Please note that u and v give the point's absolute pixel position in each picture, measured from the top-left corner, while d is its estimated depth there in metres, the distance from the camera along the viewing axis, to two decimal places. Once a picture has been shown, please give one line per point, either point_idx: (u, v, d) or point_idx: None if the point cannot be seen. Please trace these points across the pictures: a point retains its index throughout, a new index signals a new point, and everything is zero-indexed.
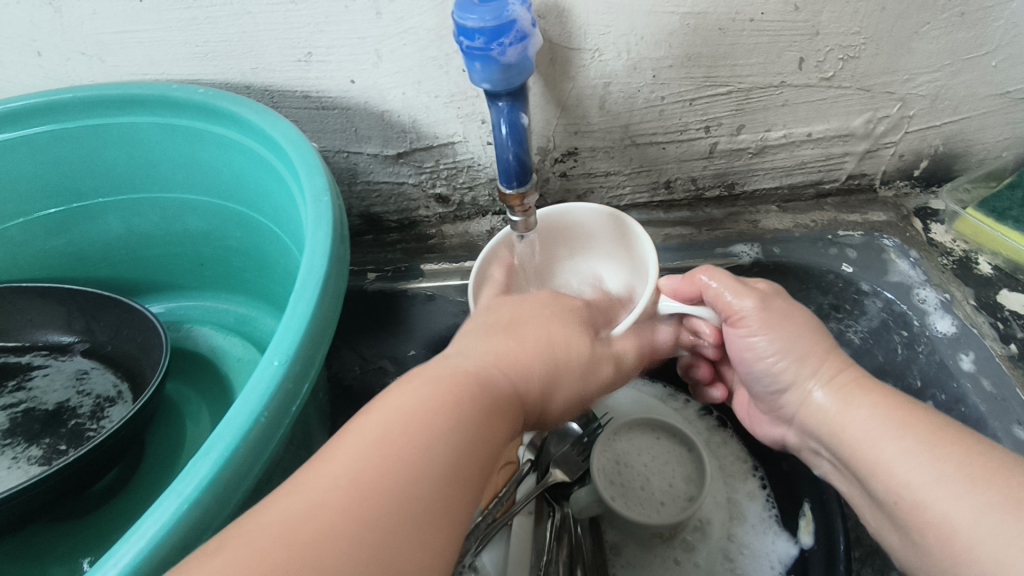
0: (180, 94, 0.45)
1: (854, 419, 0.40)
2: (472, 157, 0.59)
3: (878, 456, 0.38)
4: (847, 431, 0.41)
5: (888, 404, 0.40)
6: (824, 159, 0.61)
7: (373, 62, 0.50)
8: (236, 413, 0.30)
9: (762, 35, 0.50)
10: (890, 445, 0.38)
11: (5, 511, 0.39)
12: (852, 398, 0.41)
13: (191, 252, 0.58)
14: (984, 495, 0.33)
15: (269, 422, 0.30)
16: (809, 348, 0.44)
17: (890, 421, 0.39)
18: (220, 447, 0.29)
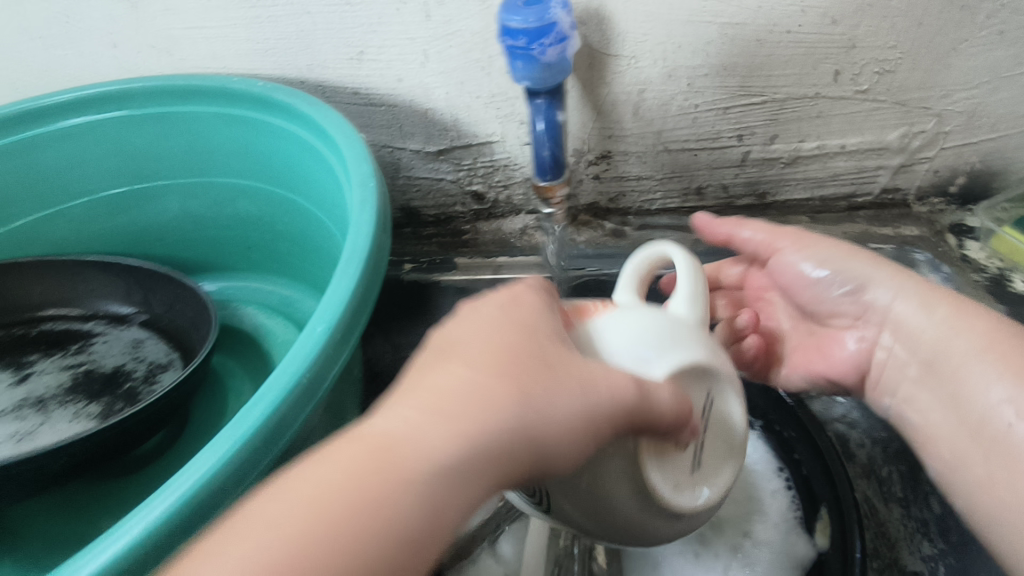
0: (240, 86, 0.49)
1: (959, 336, 0.39)
2: (509, 157, 0.61)
3: (971, 377, 0.38)
4: (945, 348, 0.40)
5: (985, 331, 0.38)
6: (857, 172, 0.62)
7: (419, 62, 0.53)
8: (283, 369, 0.32)
9: (797, 46, 0.52)
10: (989, 372, 0.37)
11: (69, 458, 0.42)
12: (955, 316, 0.40)
13: (241, 235, 0.62)
14: None
15: (312, 379, 0.33)
16: (883, 266, 0.44)
17: (987, 349, 0.38)
18: (268, 397, 0.31)
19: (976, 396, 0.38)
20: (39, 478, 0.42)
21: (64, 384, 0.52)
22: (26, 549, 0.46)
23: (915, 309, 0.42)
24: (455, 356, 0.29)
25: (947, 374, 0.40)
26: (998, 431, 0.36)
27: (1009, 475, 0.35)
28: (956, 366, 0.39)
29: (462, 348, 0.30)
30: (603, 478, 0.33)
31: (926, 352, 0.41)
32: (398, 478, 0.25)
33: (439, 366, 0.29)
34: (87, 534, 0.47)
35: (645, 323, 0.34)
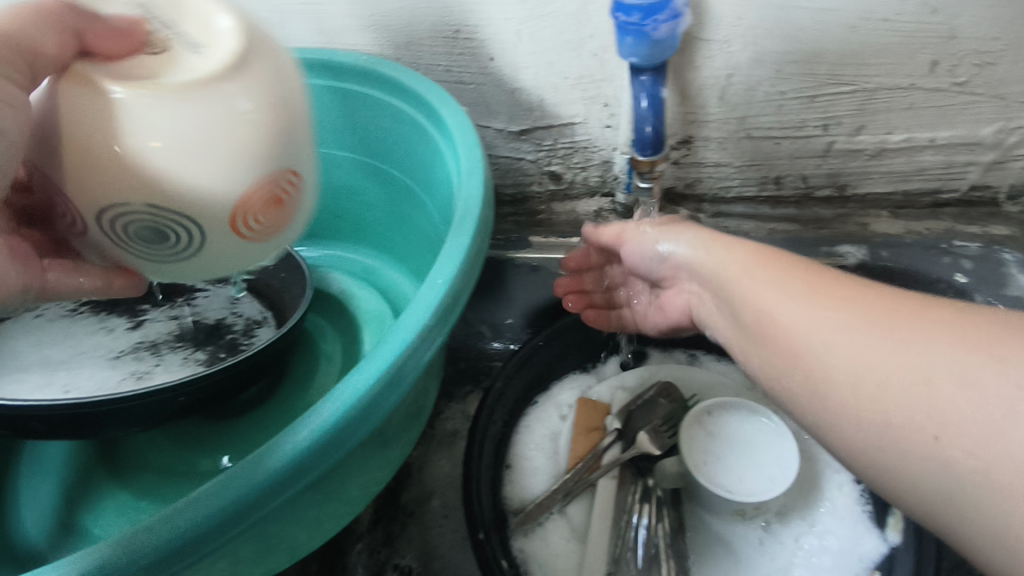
0: (345, 59, 0.52)
1: (762, 283, 0.41)
2: (589, 138, 0.62)
3: (777, 316, 0.39)
4: (752, 301, 0.41)
5: (790, 266, 0.41)
6: (945, 167, 0.61)
7: (512, 42, 0.55)
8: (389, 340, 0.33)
9: (894, 35, 0.51)
10: (800, 297, 0.39)
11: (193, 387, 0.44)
12: (757, 267, 0.42)
13: (331, 205, 0.65)
14: (890, 335, 0.34)
15: (426, 340, 0.33)
16: (712, 237, 0.47)
17: (787, 279, 0.40)
18: (380, 360, 0.32)
19: (806, 330, 0.37)
20: (152, 413, 0.44)
21: (171, 331, 0.52)
22: (137, 479, 0.50)
23: (723, 267, 0.44)
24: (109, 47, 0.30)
25: (760, 327, 0.40)
26: (813, 358, 0.36)
27: (846, 394, 0.34)
28: (766, 312, 0.40)
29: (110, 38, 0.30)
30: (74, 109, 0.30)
31: (738, 312, 0.42)
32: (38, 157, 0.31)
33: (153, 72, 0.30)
34: (188, 470, 0.50)
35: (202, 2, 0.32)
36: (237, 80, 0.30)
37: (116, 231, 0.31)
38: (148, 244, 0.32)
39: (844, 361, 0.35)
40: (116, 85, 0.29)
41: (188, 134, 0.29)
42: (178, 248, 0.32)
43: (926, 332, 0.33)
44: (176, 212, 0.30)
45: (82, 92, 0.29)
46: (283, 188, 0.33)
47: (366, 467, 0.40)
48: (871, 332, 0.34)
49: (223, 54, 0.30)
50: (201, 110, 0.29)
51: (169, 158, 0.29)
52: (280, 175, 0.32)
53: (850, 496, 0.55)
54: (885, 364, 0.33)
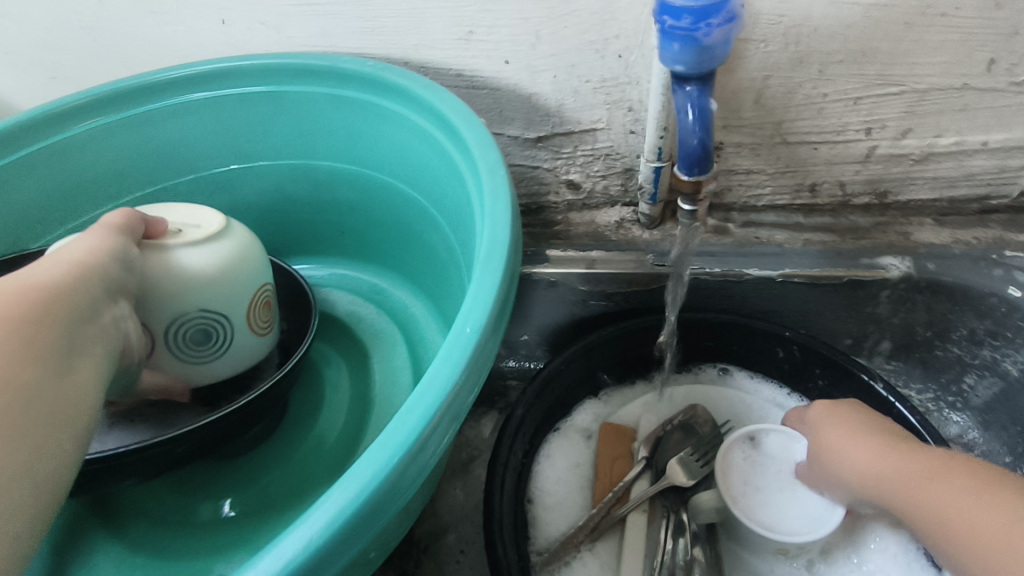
0: (350, 66, 0.48)
1: (906, 473, 0.42)
2: (611, 145, 0.58)
3: (934, 503, 0.39)
4: (913, 489, 0.41)
5: (928, 456, 0.42)
6: (996, 172, 0.56)
7: (530, 44, 0.51)
8: (415, 403, 0.28)
9: (951, 31, 0.47)
10: (959, 490, 0.38)
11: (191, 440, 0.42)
12: (903, 458, 0.43)
13: (334, 220, 0.61)
14: None
15: (455, 399, 0.29)
16: (846, 423, 0.48)
17: (934, 471, 0.40)
18: (404, 429, 0.27)
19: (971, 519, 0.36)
20: (152, 466, 0.41)
21: None
22: (133, 530, 0.46)
23: (878, 464, 0.44)
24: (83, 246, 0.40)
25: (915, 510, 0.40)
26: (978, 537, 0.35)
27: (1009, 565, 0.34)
28: (924, 501, 0.39)
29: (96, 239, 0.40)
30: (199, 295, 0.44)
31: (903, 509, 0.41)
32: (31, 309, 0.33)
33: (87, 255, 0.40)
34: (187, 517, 0.47)
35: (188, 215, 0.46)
36: (227, 240, 0.45)
37: (173, 338, 0.44)
38: (195, 347, 0.45)
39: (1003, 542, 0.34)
40: (174, 245, 0.43)
41: (216, 264, 0.44)
42: (213, 347, 0.45)
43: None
44: (220, 314, 0.45)
45: (146, 256, 0.42)
46: (264, 298, 0.48)
47: (390, 535, 0.35)
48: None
49: (212, 228, 0.45)
50: (215, 260, 0.44)
51: (194, 284, 0.43)
52: (259, 291, 0.48)
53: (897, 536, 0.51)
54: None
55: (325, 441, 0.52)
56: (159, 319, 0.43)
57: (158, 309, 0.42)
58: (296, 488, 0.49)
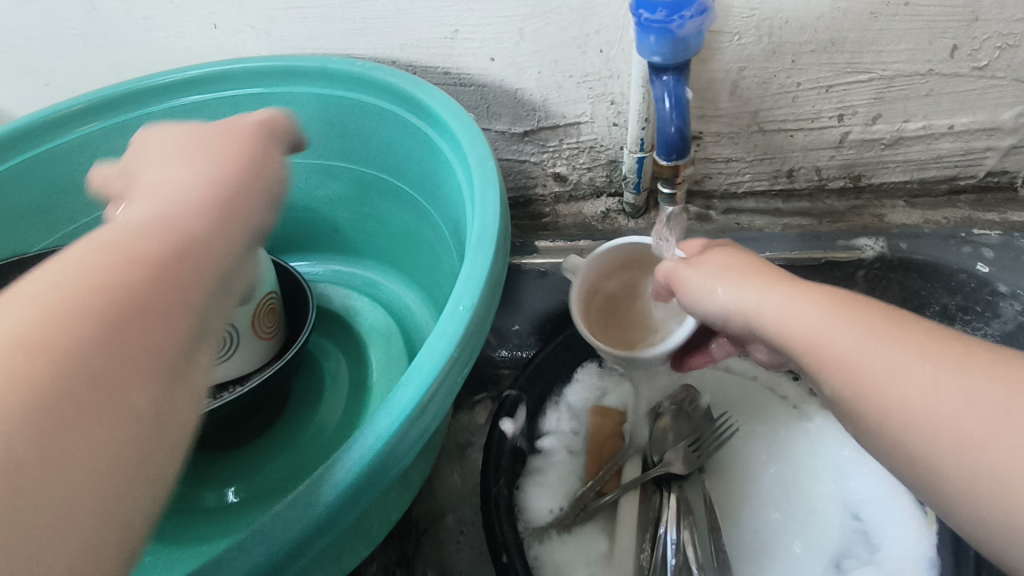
0: (339, 66, 0.50)
1: (801, 314, 0.35)
2: (596, 138, 0.60)
3: (835, 349, 0.33)
4: (805, 332, 0.35)
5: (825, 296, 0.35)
6: (962, 154, 0.59)
7: (514, 41, 0.53)
8: (412, 376, 0.30)
9: (915, 20, 0.49)
10: (852, 334, 0.33)
11: None
12: (793, 298, 0.36)
13: (328, 216, 0.62)
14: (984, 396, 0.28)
15: (450, 372, 0.31)
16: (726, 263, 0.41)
17: (831, 315, 0.34)
18: (403, 401, 0.29)
19: (892, 376, 0.31)
20: None
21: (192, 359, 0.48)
22: None
23: (758, 307, 0.38)
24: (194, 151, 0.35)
25: (810, 357, 0.35)
26: (894, 392, 0.31)
27: (921, 414, 0.30)
28: (822, 343, 0.34)
29: (201, 146, 0.36)
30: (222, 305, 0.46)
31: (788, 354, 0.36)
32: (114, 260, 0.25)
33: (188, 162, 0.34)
34: (193, 505, 0.48)
35: None
36: None
37: None
38: None
39: (933, 406, 0.29)
40: None
41: None
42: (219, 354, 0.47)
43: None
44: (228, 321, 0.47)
45: None
46: (269, 304, 0.50)
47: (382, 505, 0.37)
48: (975, 375, 0.29)
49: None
50: None
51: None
52: (264, 298, 0.50)
53: (892, 519, 0.53)
54: (1009, 422, 0.27)
55: (326, 428, 0.53)
56: None
57: None
58: (296, 473, 0.50)
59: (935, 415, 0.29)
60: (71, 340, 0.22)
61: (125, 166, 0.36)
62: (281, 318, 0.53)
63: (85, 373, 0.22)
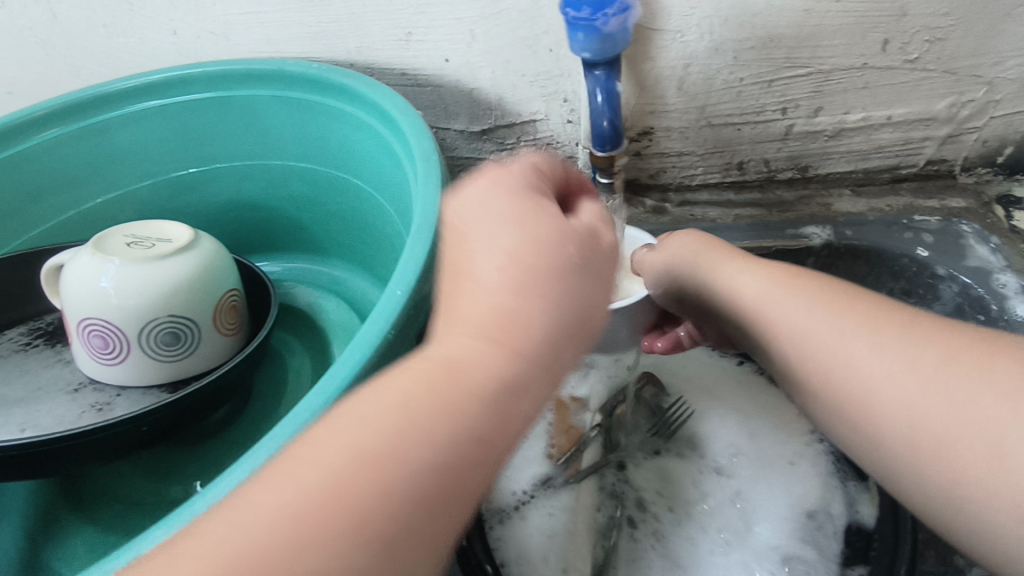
0: (296, 68, 0.52)
1: (754, 284, 0.41)
2: (552, 135, 0.62)
3: (788, 322, 0.38)
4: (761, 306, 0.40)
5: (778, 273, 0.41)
6: (902, 144, 0.61)
7: (466, 42, 0.55)
8: (350, 352, 0.32)
9: (846, 16, 0.52)
10: (803, 305, 0.38)
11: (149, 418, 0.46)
12: (748, 270, 0.42)
13: (292, 216, 0.64)
14: (927, 360, 0.33)
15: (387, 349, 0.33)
16: (696, 246, 0.46)
17: (784, 286, 0.40)
18: (337, 378, 0.31)
19: (839, 349, 0.36)
20: (119, 441, 0.46)
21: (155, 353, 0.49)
22: (106, 513, 0.49)
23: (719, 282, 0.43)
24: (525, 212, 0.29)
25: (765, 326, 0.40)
26: (839, 362, 0.36)
27: (868, 380, 0.34)
28: (777, 317, 0.39)
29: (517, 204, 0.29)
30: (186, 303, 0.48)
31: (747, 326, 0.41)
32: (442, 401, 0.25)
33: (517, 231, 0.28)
34: (159, 498, 0.49)
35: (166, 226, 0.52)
36: (197, 248, 0.50)
37: (145, 339, 0.48)
38: (165, 349, 0.49)
39: (873, 377, 0.34)
40: (159, 256, 0.48)
41: (193, 274, 0.49)
42: (182, 350, 0.49)
43: (959, 350, 0.33)
44: (189, 319, 0.49)
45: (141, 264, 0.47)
46: (232, 301, 0.52)
47: None
48: (905, 344, 0.34)
49: (182, 240, 0.50)
50: (195, 272, 0.49)
51: (167, 289, 0.47)
52: (227, 295, 0.52)
53: (840, 497, 0.55)
54: (932, 387, 0.32)
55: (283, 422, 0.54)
56: (135, 322, 0.47)
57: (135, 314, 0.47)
58: None
59: (877, 376, 0.34)
60: (321, 532, 0.22)
61: (463, 222, 0.29)
62: (245, 313, 0.54)
63: (362, 514, 0.22)
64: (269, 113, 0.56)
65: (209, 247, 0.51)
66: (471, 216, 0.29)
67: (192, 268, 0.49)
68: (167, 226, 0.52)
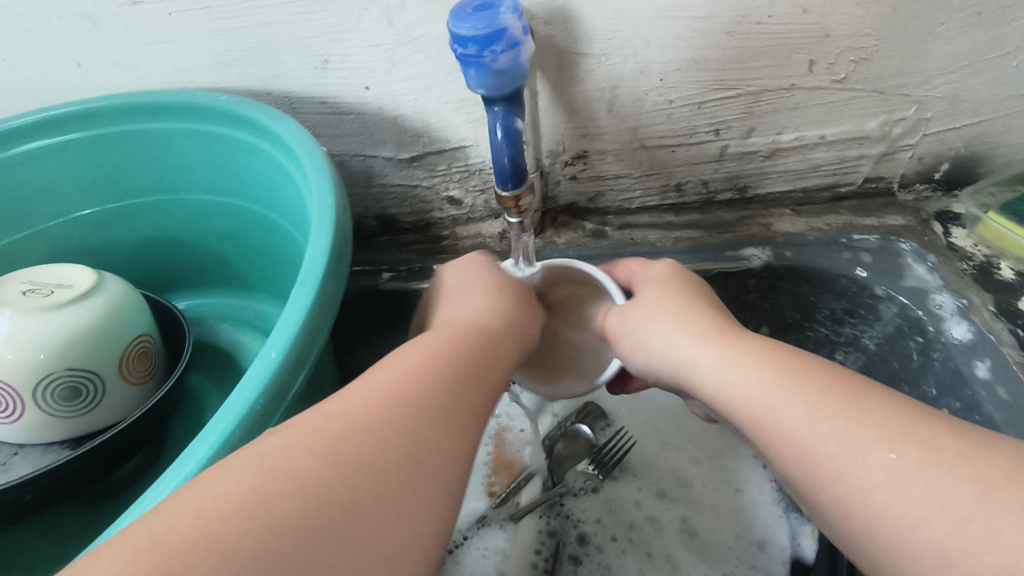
0: (205, 101, 0.49)
1: (742, 373, 0.38)
2: (484, 161, 0.60)
3: (786, 424, 0.34)
4: (753, 402, 0.36)
5: (773, 360, 0.37)
6: (838, 162, 0.61)
7: (385, 69, 0.52)
8: (219, 418, 0.29)
9: (770, 37, 0.51)
10: (798, 404, 0.34)
11: (35, 488, 0.43)
12: (733, 356, 0.39)
13: (217, 250, 0.61)
14: (953, 483, 0.28)
15: (257, 420, 0.30)
16: (671, 313, 0.45)
17: (778, 379, 0.36)
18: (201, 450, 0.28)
19: (846, 461, 0.31)
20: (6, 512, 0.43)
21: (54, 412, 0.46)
22: None
23: (701, 361, 0.41)
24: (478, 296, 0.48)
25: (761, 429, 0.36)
26: (849, 477, 0.31)
27: (881, 503, 0.29)
28: (772, 419, 0.35)
29: (480, 295, 0.48)
30: (91, 352, 0.46)
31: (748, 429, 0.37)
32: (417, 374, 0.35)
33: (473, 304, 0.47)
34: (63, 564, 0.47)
35: (69, 270, 0.49)
36: (99, 293, 0.47)
37: (41, 395, 0.45)
38: (65, 404, 0.46)
39: (890, 498, 0.29)
40: (57, 304, 0.45)
41: (98, 321, 0.46)
42: (84, 404, 0.47)
43: (982, 460, 0.29)
44: (90, 371, 0.46)
45: (42, 314, 0.45)
46: (141, 348, 0.49)
47: None
48: (921, 456, 0.30)
49: (84, 285, 0.47)
50: (101, 319, 0.47)
51: (64, 341, 0.44)
52: (135, 342, 0.49)
53: (784, 529, 0.55)
54: (960, 509, 0.27)
55: None
56: (29, 378, 0.44)
57: (29, 370, 0.44)
58: None
59: (886, 498, 0.29)
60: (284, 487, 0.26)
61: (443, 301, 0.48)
62: (157, 360, 0.52)
63: (330, 481, 0.27)
64: (181, 147, 0.54)
65: (114, 291, 0.48)
66: (452, 303, 0.47)
67: (97, 314, 0.46)
68: (70, 271, 0.49)
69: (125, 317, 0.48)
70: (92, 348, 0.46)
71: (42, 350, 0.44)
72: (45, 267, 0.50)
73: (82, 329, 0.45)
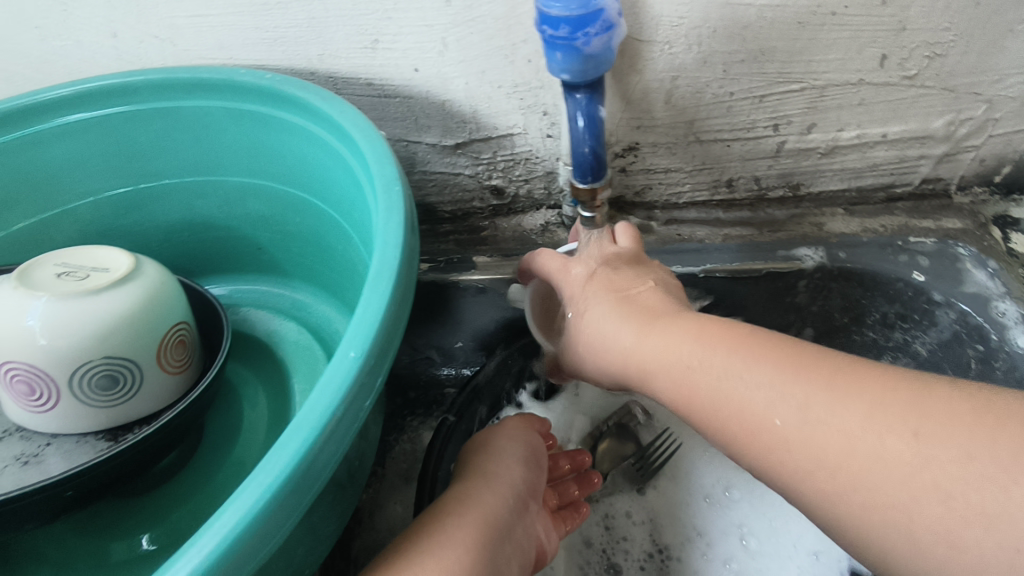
0: (249, 79, 0.47)
1: (679, 347, 0.40)
2: (531, 149, 0.58)
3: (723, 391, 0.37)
4: (685, 369, 0.39)
5: (703, 333, 0.39)
6: (897, 162, 0.59)
7: (437, 51, 0.50)
8: (301, 420, 0.28)
9: (843, 29, 0.48)
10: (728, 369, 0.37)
11: (73, 485, 0.42)
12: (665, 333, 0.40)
13: (251, 235, 0.59)
14: (882, 418, 0.32)
15: (334, 429, 0.29)
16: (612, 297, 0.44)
17: (712, 347, 0.39)
18: (286, 452, 0.27)
19: (769, 408, 0.35)
20: (44, 508, 0.43)
21: (92, 400, 0.44)
22: None
23: (639, 350, 0.41)
24: (513, 447, 0.52)
25: (705, 403, 0.38)
26: (765, 434, 0.35)
27: (823, 463, 0.33)
28: (701, 383, 0.38)
29: (511, 445, 0.52)
30: (129, 339, 0.44)
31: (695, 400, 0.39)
32: (480, 514, 0.46)
33: (507, 458, 0.51)
34: (100, 559, 0.47)
35: (105, 253, 0.47)
36: (138, 279, 0.45)
37: (78, 383, 0.43)
38: (102, 393, 0.44)
39: (812, 433, 0.34)
40: (96, 288, 0.43)
41: (137, 307, 0.44)
42: (121, 393, 0.45)
43: (861, 381, 0.34)
44: (128, 359, 0.44)
45: (79, 297, 0.43)
46: (179, 337, 0.48)
47: (292, 554, 0.35)
48: (816, 391, 0.34)
49: (121, 270, 0.45)
50: (141, 304, 0.44)
51: (103, 327, 0.42)
52: (174, 329, 0.47)
53: (841, 540, 0.56)
54: (892, 436, 0.32)
55: (245, 466, 0.52)
56: (65, 365, 0.42)
57: (65, 358, 0.42)
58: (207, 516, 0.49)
59: (829, 454, 0.33)
60: None
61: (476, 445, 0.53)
62: (195, 349, 0.50)
63: None
64: (220, 127, 0.52)
65: (152, 277, 0.46)
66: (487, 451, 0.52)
67: (135, 300, 0.44)
68: (104, 254, 0.47)
69: (161, 302, 0.46)
70: (130, 335, 0.44)
71: (79, 336, 0.42)
72: (79, 248, 0.47)
73: (119, 315, 0.43)
